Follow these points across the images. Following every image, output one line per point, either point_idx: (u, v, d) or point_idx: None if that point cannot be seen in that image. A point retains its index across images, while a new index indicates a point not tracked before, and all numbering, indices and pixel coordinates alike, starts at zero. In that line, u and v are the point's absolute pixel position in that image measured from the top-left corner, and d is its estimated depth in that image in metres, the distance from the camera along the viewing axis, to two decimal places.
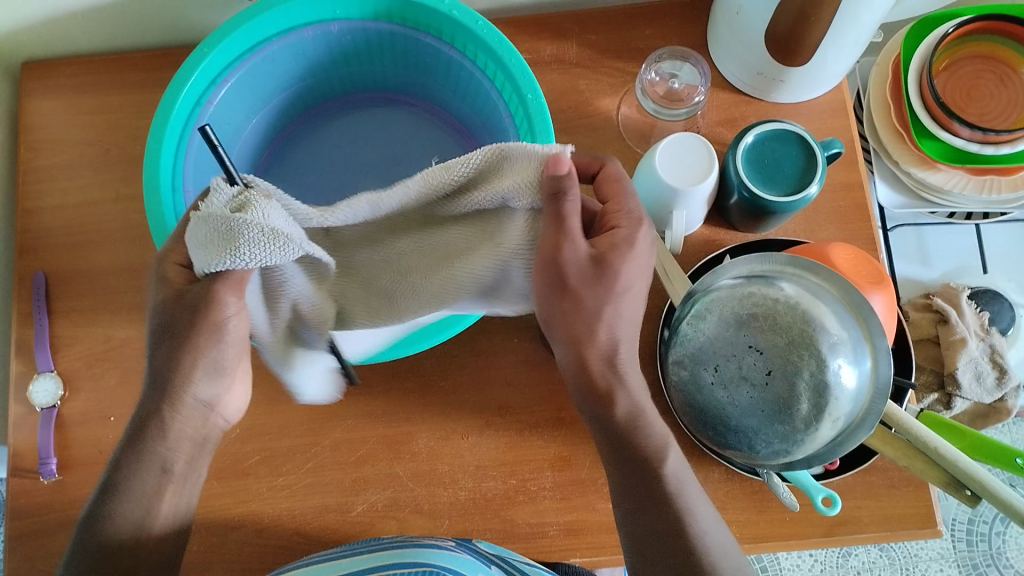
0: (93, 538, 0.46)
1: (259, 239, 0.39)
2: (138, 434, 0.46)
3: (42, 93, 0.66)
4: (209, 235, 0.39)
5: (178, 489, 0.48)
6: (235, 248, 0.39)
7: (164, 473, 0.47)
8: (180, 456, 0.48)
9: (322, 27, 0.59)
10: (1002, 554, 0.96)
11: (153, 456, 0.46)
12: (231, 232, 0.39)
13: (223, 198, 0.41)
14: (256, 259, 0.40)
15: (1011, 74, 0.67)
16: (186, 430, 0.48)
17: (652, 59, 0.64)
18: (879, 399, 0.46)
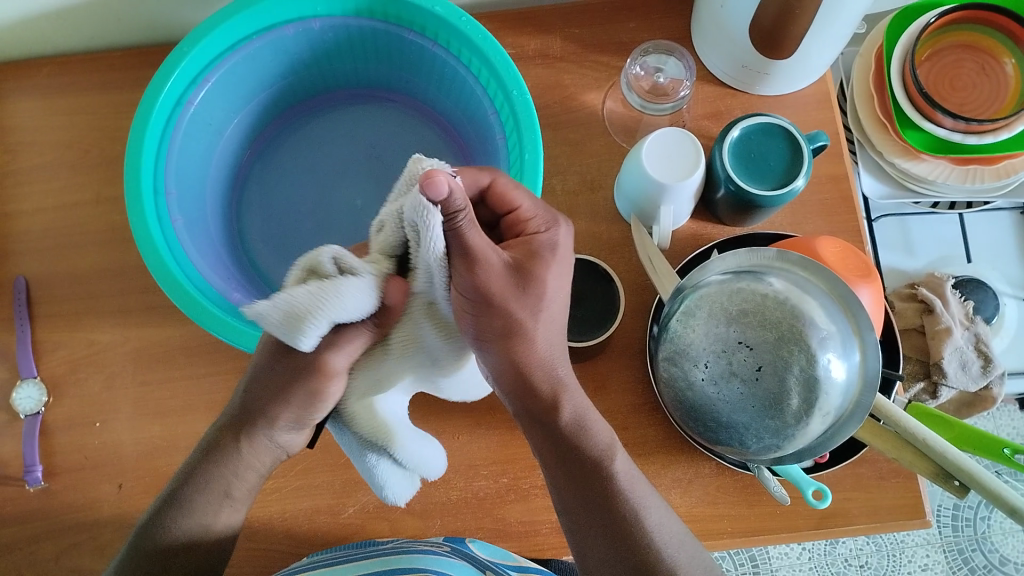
0: (149, 542, 0.47)
1: (314, 297, 0.40)
2: (211, 455, 0.48)
3: (18, 94, 0.65)
4: (285, 320, 0.40)
5: (234, 511, 0.49)
6: (307, 319, 0.39)
7: (224, 496, 0.48)
8: (245, 484, 0.49)
9: (303, 24, 0.58)
10: (988, 538, 0.97)
11: (219, 479, 0.48)
12: (295, 312, 0.39)
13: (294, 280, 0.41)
14: (326, 314, 0.40)
15: (993, 63, 0.68)
16: (257, 463, 0.49)
17: (637, 53, 0.64)
18: (869, 391, 0.46)
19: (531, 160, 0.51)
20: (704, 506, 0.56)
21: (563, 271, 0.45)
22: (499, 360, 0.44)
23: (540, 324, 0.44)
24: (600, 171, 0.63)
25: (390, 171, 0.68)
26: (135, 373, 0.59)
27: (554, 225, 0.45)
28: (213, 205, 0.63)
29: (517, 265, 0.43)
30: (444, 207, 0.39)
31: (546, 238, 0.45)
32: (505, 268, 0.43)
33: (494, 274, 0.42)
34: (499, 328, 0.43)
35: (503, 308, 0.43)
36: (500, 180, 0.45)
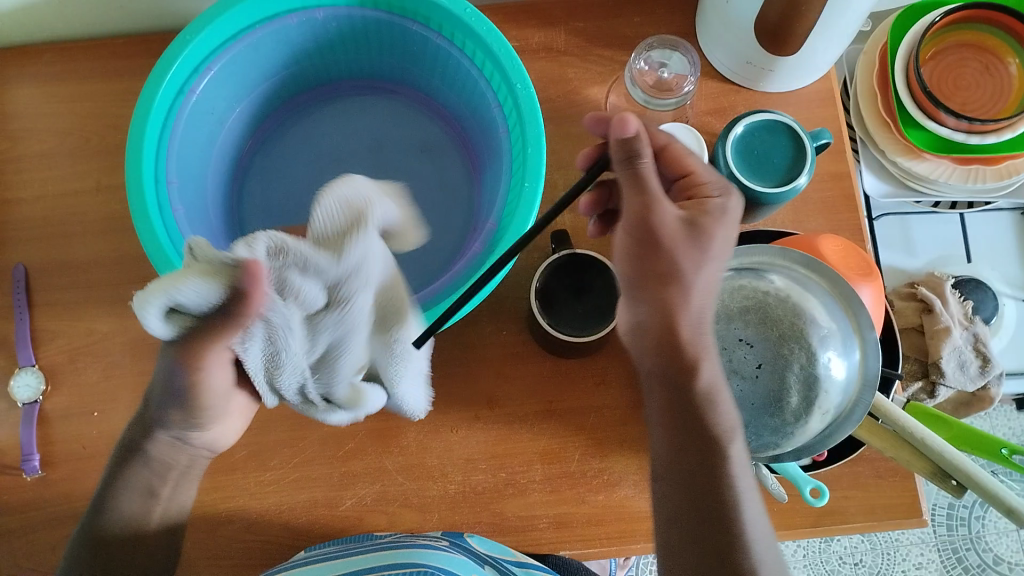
0: (95, 537, 0.50)
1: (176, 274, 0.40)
2: (128, 460, 0.50)
3: (19, 81, 0.65)
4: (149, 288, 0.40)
5: (171, 500, 0.52)
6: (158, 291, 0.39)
7: (151, 492, 0.51)
8: (168, 483, 0.51)
9: (306, 14, 0.57)
10: (982, 537, 0.98)
11: (137, 478, 0.50)
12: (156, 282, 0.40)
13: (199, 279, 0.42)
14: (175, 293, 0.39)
15: (997, 64, 0.67)
16: (172, 461, 0.51)
17: (642, 48, 0.63)
18: (868, 390, 0.45)
19: (533, 154, 0.51)
20: None
21: (730, 237, 0.44)
22: (648, 305, 0.43)
23: (707, 267, 0.43)
24: None
25: (392, 162, 0.68)
26: (133, 362, 0.59)
27: (726, 194, 0.44)
28: (214, 194, 0.63)
29: (691, 222, 0.42)
30: (631, 145, 0.43)
31: (716, 202, 0.44)
32: (676, 220, 0.42)
33: (670, 222, 0.42)
34: (661, 269, 0.42)
35: (670, 253, 0.42)
36: (675, 146, 0.46)
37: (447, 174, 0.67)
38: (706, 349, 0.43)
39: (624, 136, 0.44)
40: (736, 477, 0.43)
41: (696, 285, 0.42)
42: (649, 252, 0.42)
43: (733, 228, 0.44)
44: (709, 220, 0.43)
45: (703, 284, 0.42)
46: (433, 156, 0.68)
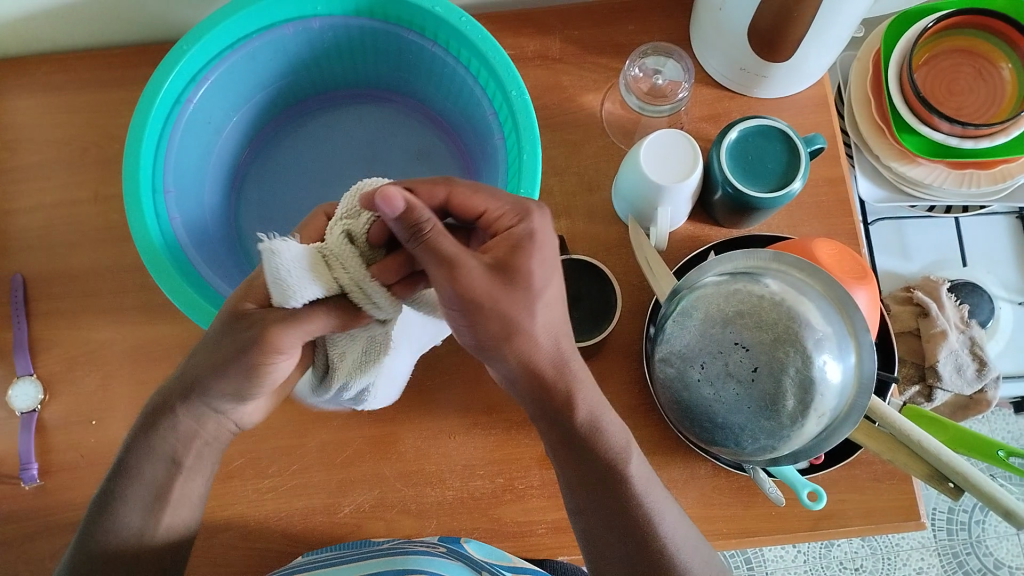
0: (102, 534, 0.47)
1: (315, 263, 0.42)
2: (152, 428, 0.48)
3: (17, 92, 0.65)
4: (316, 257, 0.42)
5: (188, 486, 0.50)
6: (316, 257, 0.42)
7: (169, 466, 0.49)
8: (194, 452, 0.49)
9: (302, 24, 0.58)
10: (982, 541, 0.98)
11: (164, 445, 0.48)
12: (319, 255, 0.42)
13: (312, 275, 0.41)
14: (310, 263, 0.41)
15: (989, 68, 0.68)
16: (201, 431, 0.49)
17: (636, 55, 0.64)
18: (864, 394, 0.46)
19: (529, 160, 0.51)
20: (700, 507, 0.56)
21: (551, 260, 0.41)
22: (506, 363, 0.41)
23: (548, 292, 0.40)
24: (598, 173, 0.63)
25: (389, 171, 0.68)
26: (131, 371, 0.59)
27: (526, 218, 0.41)
28: (213, 204, 0.63)
29: (500, 265, 0.39)
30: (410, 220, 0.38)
31: (522, 229, 0.40)
32: (481, 267, 0.39)
33: (477, 277, 0.38)
34: (495, 331, 0.39)
35: (494, 309, 0.39)
36: (455, 192, 0.43)
37: None
38: (580, 381, 0.43)
39: (397, 214, 0.38)
40: (641, 493, 0.45)
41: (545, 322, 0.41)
42: (474, 316, 0.39)
43: (552, 248, 0.41)
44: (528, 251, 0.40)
45: (545, 325, 0.41)
46: (429, 163, 0.68)
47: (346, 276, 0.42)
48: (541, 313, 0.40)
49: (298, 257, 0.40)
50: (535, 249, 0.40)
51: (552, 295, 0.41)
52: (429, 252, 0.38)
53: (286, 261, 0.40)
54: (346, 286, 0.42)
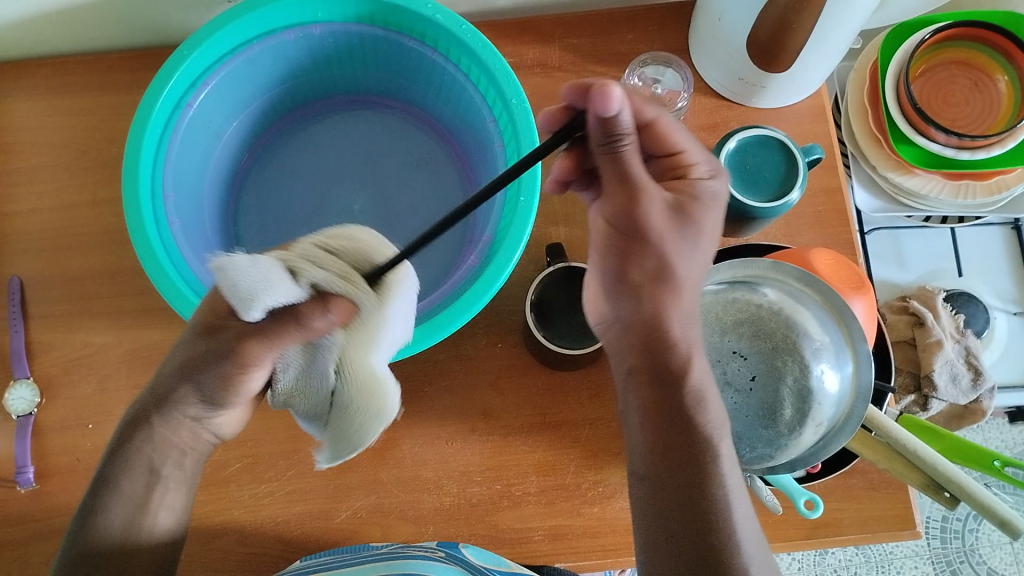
0: (86, 536, 0.46)
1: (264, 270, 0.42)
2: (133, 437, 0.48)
3: (17, 95, 0.65)
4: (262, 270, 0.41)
5: (171, 490, 0.50)
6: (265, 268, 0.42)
7: (148, 475, 0.48)
8: (172, 462, 0.49)
9: (303, 30, 0.58)
10: (975, 550, 0.98)
11: (138, 458, 0.48)
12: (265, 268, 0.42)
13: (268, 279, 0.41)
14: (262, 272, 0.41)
15: (985, 80, 0.68)
16: (174, 440, 0.49)
17: (635, 64, 0.65)
18: (862, 402, 0.46)
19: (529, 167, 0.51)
20: None
21: (718, 224, 0.43)
22: (636, 305, 0.42)
23: (701, 251, 0.42)
24: None
25: (388, 177, 0.69)
26: (128, 375, 0.59)
27: (712, 177, 0.44)
28: (211, 207, 0.63)
29: (679, 207, 0.41)
30: (608, 130, 0.39)
31: (703, 185, 0.43)
32: (661, 206, 0.41)
33: (656, 211, 0.40)
34: (648, 271, 0.41)
35: (659, 247, 0.41)
36: (661, 121, 0.43)
37: (444, 189, 0.68)
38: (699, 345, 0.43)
39: (606, 116, 0.38)
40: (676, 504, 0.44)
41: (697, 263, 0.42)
42: (635, 246, 0.41)
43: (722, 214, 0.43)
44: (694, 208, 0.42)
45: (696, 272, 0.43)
46: (429, 170, 0.69)
47: (321, 272, 0.43)
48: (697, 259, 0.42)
49: (257, 262, 0.41)
50: (707, 205, 0.42)
51: (706, 248, 0.43)
52: (613, 163, 0.40)
53: (248, 267, 0.41)
54: (329, 288, 0.43)
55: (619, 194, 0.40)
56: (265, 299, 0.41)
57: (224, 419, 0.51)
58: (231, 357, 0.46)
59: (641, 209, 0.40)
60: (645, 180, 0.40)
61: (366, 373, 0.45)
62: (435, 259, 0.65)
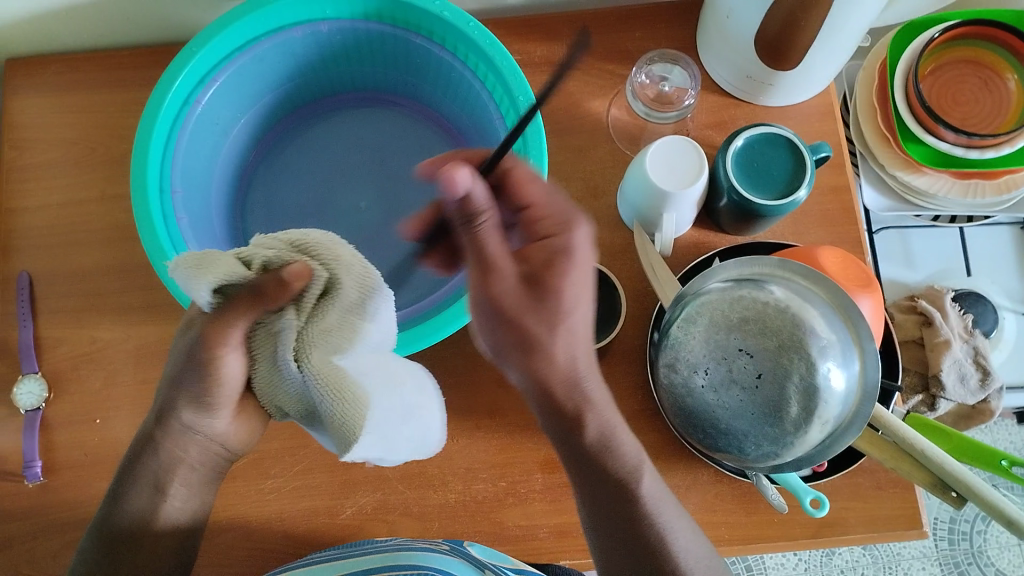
0: (101, 531, 0.48)
1: (210, 256, 0.43)
2: (141, 453, 0.49)
3: (26, 90, 0.65)
4: (207, 257, 0.42)
5: (182, 496, 0.50)
6: (215, 255, 0.43)
7: (157, 488, 0.49)
8: (179, 479, 0.50)
9: (311, 27, 0.58)
10: (983, 552, 0.97)
11: (148, 471, 0.49)
12: (217, 255, 0.43)
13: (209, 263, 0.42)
14: (209, 258, 0.42)
15: (994, 79, 0.68)
16: (183, 455, 0.49)
17: (643, 62, 0.65)
18: (868, 401, 0.45)
19: (535, 165, 0.51)
20: (702, 513, 0.56)
21: (586, 276, 0.41)
22: (520, 369, 0.42)
23: (580, 310, 0.41)
24: (603, 178, 0.63)
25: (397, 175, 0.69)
26: (135, 370, 0.60)
27: (570, 227, 0.41)
28: (219, 202, 0.63)
29: (534, 277, 0.40)
30: (465, 207, 0.39)
31: (563, 240, 0.40)
32: (510, 282, 0.40)
33: (510, 289, 0.40)
34: (515, 341, 0.41)
35: (520, 323, 0.40)
36: (518, 172, 0.43)
37: None
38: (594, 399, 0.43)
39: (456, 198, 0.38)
40: (652, 512, 0.46)
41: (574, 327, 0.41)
42: (501, 321, 0.40)
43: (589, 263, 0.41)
44: (572, 273, 0.40)
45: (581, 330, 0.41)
46: None
47: (266, 252, 0.44)
48: (575, 324, 0.41)
49: (199, 255, 0.43)
50: (570, 263, 0.40)
51: (582, 306, 0.41)
52: (472, 243, 0.39)
53: (192, 257, 0.43)
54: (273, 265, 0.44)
55: (478, 271, 0.40)
56: (194, 278, 0.42)
57: (234, 431, 0.51)
58: (210, 365, 0.45)
59: (499, 281, 0.40)
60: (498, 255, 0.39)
61: (333, 372, 0.42)
62: None
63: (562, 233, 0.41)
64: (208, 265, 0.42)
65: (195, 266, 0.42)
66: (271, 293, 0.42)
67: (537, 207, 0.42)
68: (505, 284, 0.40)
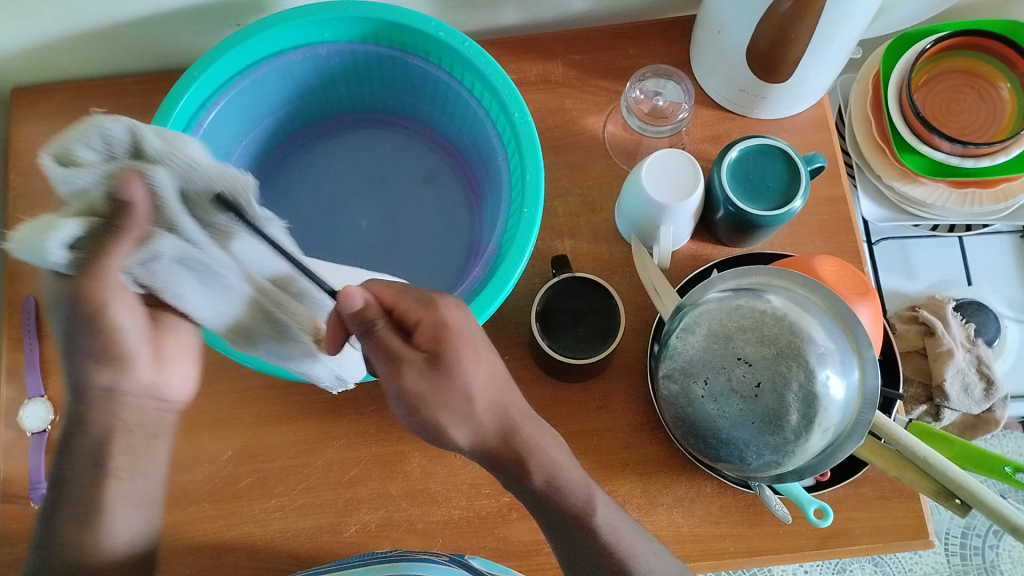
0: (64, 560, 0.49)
1: (31, 235, 0.39)
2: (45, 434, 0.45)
3: (32, 119, 0.67)
4: (31, 235, 0.39)
5: (127, 487, 0.45)
6: (42, 219, 0.39)
7: (62, 466, 0.45)
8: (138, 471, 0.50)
9: (310, 50, 0.59)
10: (996, 566, 0.96)
11: None
12: (42, 229, 0.39)
13: (36, 235, 0.39)
14: (34, 225, 0.39)
15: (988, 89, 0.69)
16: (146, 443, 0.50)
17: (636, 78, 0.65)
18: (868, 409, 0.46)
19: (532, 180, 0.52)
20: (706, 526, 0.56)
21: (482, 346, 0.44)
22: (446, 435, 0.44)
23: (483, 374, 0.43)
24: (601, 194, 0.64)
25: (397, 194, 0.70)
26: None
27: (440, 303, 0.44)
28: None
29: (433, 357, 0.42)
30: (363, 318, 0.44)
31: (442, 314, 0.43)
32: (415, 369, 0.42)
33: (414, 375, 0.42)
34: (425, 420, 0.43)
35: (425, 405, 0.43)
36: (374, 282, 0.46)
37: (452, 205, 0.69)
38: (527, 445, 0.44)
39: (354, 309, 0.44)
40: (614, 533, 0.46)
41: (478, 396, 0.43)
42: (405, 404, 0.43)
43: (478, 331, 0.44)
44: (459, 338, 0.43)
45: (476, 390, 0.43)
46: (435, 187, 0.70)
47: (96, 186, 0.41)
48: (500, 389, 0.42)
49: (39, 224, 0.39)
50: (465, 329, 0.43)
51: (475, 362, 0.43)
52: (381, 345, 0.43)
53: (31, 233, 0.39)
54: (106, 200, 0.41)
55: (387, 366, 0.43)
56: (62, 239, 0.39)
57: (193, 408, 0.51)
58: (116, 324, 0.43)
59: (405, 373, 0.42)
60: (395, 344, 0.43)
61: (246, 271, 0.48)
62: (444, 273, 0.66)
63: (430, 310, 0.43)
64: (41, 225, 0.39)
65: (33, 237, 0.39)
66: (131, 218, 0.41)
67: (404, 301, 0.44)
68: (415, 369, 0.42)
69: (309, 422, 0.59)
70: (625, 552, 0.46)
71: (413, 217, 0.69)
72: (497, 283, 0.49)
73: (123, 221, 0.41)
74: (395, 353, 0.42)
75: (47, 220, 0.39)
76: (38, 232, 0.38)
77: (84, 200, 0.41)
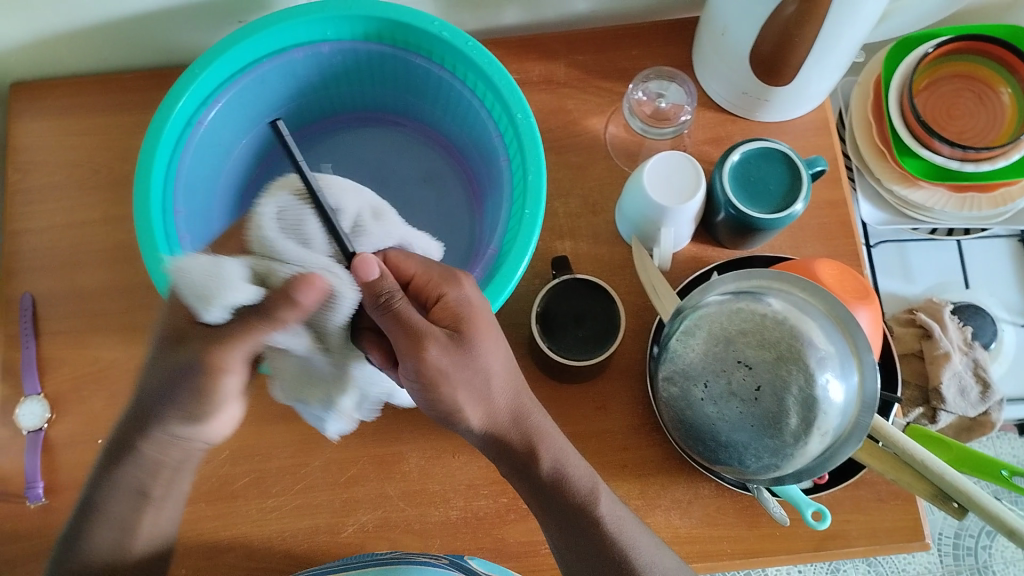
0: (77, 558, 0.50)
1: (197, 276, 0.43)
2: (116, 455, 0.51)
3: (31, 114, 0.66)
4: (197, 276, 0.43)
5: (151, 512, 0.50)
6: (218, 261, 0.43)
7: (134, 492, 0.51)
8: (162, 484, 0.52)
9: (312, 49, 0.59)
10: (988, 567, 0.97)
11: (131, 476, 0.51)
12: (213, 279, 0.43)
13: (199, 274, 0.43)
14: (210, 265, 0.43)
15: (989, 93, 0.69)
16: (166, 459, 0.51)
17: (640, 79, 0.66)
18: (867, 413, 0.45)
19: (534, 181, 0.52)
20: (703, 528, 0.56)
21: (493, 328, 0.45)
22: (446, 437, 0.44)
23: (496, 357, 0.44)
24: (601, 195, 0.64)
25: (399, 193, 0.70)
26: None
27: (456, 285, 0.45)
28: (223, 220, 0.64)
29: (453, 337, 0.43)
30: (377, 291, 0.42)
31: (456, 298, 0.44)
32: (439, 344, 0.43)
33: (437, 354, 0.43)
34: None
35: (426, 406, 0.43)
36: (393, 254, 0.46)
37: (454, 205, 0.69)
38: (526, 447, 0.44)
39: (371, 280, 0.42)
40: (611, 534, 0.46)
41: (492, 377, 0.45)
42: None
43: (488, 314, 0.45)
44: (471, 326, 0.44)
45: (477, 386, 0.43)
46: (438, 186, 0.70)
47: (286, 268, 0.45)
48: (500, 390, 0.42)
49: (217, 262, 0.43)
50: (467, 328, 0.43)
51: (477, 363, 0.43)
52: (399, 317, 0.42)
53: (200, 268, 0.43)
54: (280, 279, 0.45)
55: (405, 344, 0.43)
56: (223, 301, 0.43)
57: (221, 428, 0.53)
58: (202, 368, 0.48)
59: (429, 350, 0.42)
60: (417, 320, 0.42)
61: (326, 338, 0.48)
62: None
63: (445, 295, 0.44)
64: (216, 269, 0.43)
65: (195, 275, 0.43)
66: (285, 307, 0.44)
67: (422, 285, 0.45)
68: (438, 347, 0.43)
69: (308, 420, 0.59)
70: (623, 553, 0.46)
71: (414, 216, 0.69)
72: (498, 283, 0.49)
73: (276, 305, 0.44)
74: (418, 329, 0.42)
75: (219, 267, 0.43)
76: (206, 276, 0.43)
77: (261, 269, 0.45)
